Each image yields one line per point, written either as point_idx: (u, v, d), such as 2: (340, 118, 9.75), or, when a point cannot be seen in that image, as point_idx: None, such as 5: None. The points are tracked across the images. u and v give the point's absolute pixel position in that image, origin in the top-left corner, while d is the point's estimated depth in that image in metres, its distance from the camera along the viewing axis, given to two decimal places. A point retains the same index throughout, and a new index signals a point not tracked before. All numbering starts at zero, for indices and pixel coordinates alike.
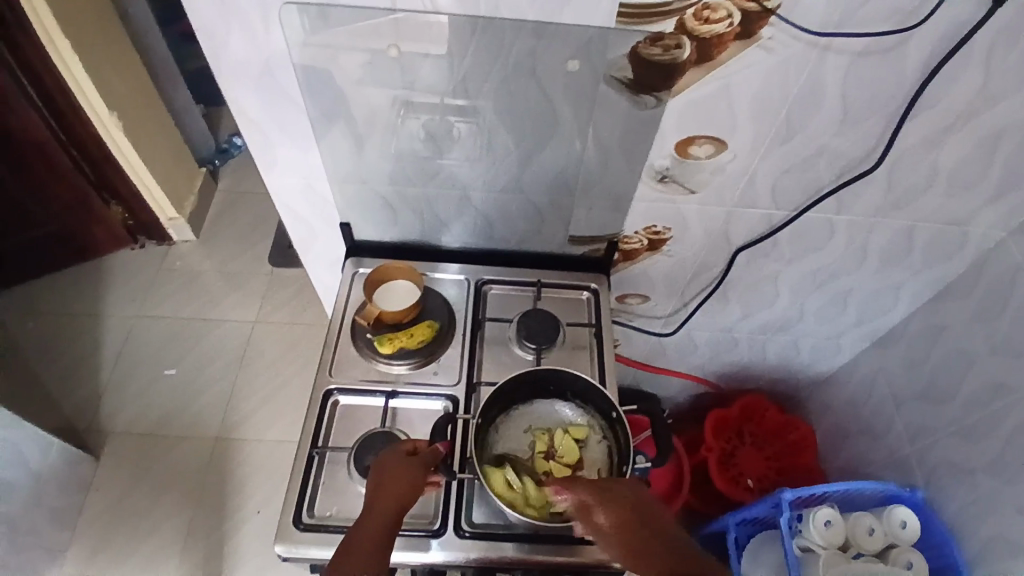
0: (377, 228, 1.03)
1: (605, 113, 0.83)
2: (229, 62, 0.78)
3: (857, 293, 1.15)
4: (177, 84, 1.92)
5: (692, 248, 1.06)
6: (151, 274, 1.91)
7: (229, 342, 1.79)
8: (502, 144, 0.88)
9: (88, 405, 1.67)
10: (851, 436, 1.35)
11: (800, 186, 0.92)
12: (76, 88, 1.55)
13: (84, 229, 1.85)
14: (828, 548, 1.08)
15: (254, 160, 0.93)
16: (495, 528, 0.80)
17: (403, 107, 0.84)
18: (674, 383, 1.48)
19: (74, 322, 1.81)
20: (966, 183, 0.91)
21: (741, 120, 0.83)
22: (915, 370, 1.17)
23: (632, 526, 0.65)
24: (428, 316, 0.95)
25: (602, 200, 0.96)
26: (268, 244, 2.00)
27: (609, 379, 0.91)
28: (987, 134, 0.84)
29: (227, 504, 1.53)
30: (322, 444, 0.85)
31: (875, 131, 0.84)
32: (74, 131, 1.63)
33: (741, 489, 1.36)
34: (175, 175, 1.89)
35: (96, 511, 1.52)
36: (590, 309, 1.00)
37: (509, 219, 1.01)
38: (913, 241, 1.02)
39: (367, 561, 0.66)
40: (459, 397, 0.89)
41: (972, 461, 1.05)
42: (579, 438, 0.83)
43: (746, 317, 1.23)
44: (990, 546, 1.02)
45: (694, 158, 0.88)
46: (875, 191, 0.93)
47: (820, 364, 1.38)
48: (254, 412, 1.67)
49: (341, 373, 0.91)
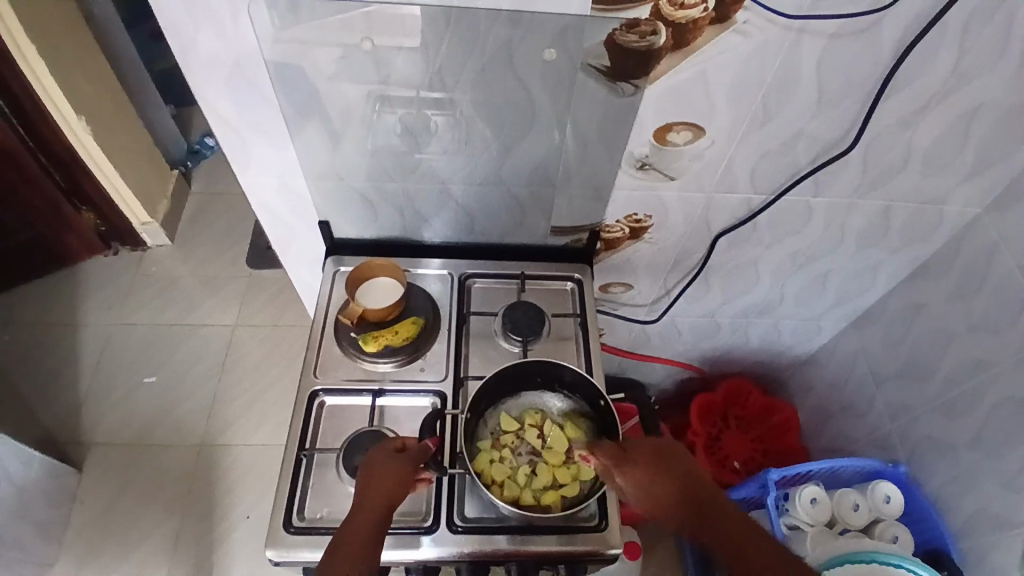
0: (356, 225, 1.01)
1: (584, 101, 0.83)
2: (199, 60, 0.76)
3: (836, 274, 1.16)
4: (145, 86, 1.87)
5: (673, 235, 1.06)
6: (126, 280, 1.87)
7: (210, 347, 1.76)
8: (481, 136, 0.88)
9: (68, 416, 1.63)
10: (835, 415, 1.37)
11: (778, 170, 0.93)
12: (42, 93, 1.51)
13: (55, 237, 1.80)
14: (815, 525, 1.10)
15: (228, 160, 0.91)
16: (487, 522, 0.80)
17: (378, 101, 0.83)
18: (660, 370, 1.49)
19: (48, 332, 1.76)
20: (940, 161, 0.92)
21: (719, 105, 0.83)
22: (894, 348, 1.19)
23: (657, 471, 0.71)
24: (412, 313, 0.95)
25: (583, 190, 0.96)
26: (245, 246, 1.97)
27: (596, 368, 0.91)
28: (959, 113, 0.85)
29: (216, 510, 1.52)
30: (309, 446, 0.84)
31: (851, 113, 0.85)
32: (41, 136, 1.59)
33: (728, 472, 1.41)
34: (146, 178, 1.84)
35: (81, 524, 1.49)
36: (575, 300, 1.00)
37: (491, 212, 1.00)
38: (890, 220, 1.03)
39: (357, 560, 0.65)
40: (446, 393, 0.89)
41: (953, 434, 1.07)
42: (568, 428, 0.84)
43: (728, 301, 1.24)
44: (974, 517, 1.04)
45: (674, 145, 0.88)
46: (852, 172, 0.94)
47: (802, 345, 1.40)
48: (239, 416, 1.65)
49: (326, 373, 0.90)
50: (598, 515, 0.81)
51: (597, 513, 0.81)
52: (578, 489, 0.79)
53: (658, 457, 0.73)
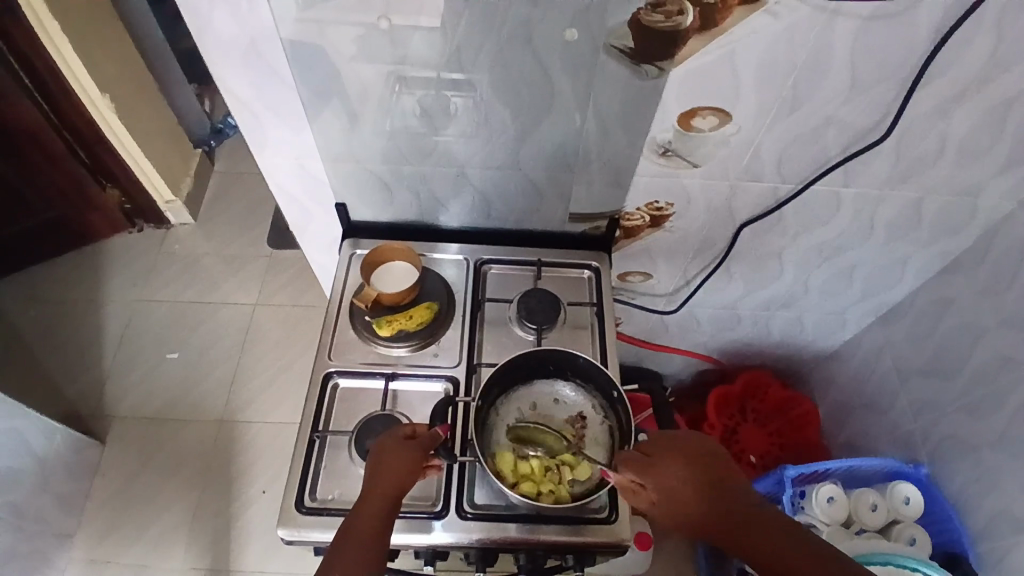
0: (372, 208, 1.01)
1: (605, 84, 0.80)
2: (215, 39, 0.76)
3: (863, 267, 1.13)
4: (170, 64, 1.87)
5: (695, 224, 1.03)
6: (150, 257, 1.90)
7: (230, 325, 1.78)
8: (500, 119, 0.86)
9: (91, 390, 1.67)
10: (856, 411, 1.34)
11: (806, 159, 0.90)
12: (68, 73, 1.52)
13: (80, 215, 1.83)
14: (830, 525, 1.07)
15: (244, 141, 0.90)
16: (497, 509, 0.79)
17: (396, 82, 0.81)
18: (678, 361, 1.47)
19: (74, 307, 1.80)
20: (977, 153, 0.88)
21: (745, 90, 0.80)
22: (921, 346, 1.16)
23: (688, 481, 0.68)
24: (426, 297, 0.94)
25: (603, 174, 0.94)
26: (266, 226, 1.98)
27: (611, 360, 0.90)
28: (998, 104, 0.81)
29: (232, 486, 1.54)
30: (322, 428, 0.84)
31: (883, 101, 0.81)
32: (66, 115, 1.61)
33: (745, 467, 1.37)
34: (170, 158, 1.86)
35: (101, 495, 1.53)
36: (591, 288, 0.98)
37: (509, 198, 0.99)
38: (922, 214, 1.00)
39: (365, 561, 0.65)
40: (459, 379, 0.88)
41: (976, 435, 1.04)
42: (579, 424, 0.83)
43: (750, 292, 1.21)
44: (995, 521, 1.01)
45: (698, 131, 0.86)
46: (883, 163, 0.90)
47: (825, 340, 1.37)
48: (256, 395, 1.67)
49: (341, 356, 0.90)
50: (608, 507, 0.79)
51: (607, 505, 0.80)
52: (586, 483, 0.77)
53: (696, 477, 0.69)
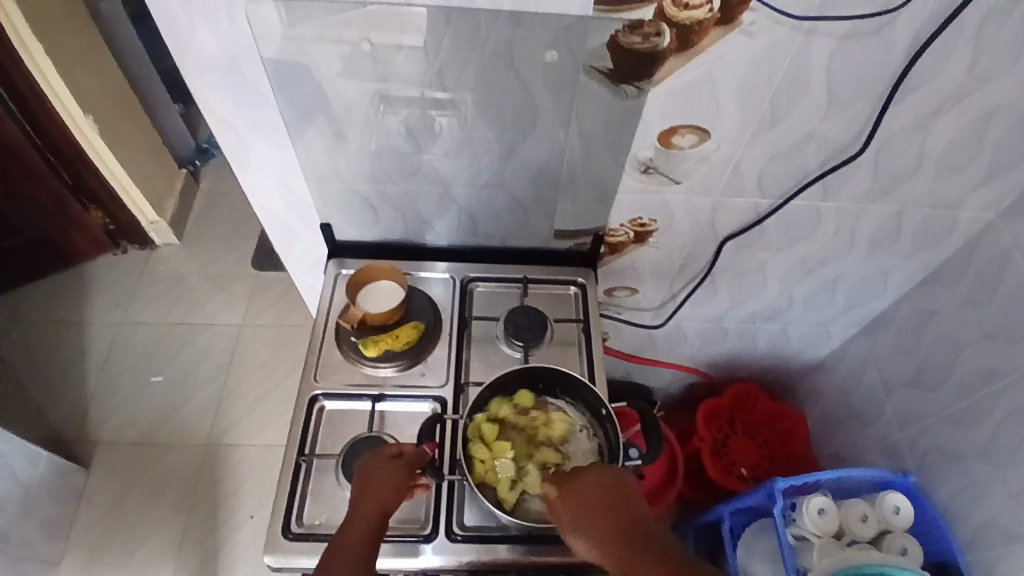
0: (357, 228, 1.01)
1: (587, 104, 0.81)
2: (195, 61, 0.76)
3: (846, 279, 1.14)
4: (155, 85, 1.87)
5: (679, 239, 1.04)
6: (134, 279, 1.88)
7: (217, 346, 1.77)
8: (483, 137, 0.86)
9: (75, 414, 1.64)
10: (843, 422, 1.35)
11: (786, 173, 0.91)
12: (53, 96, 1.52)
13: (63, 236, 1.81)
14: (822, 536, 1.07)
15: (228, 161, 0.91)
16: (487, 531, 0.78)
17: (380, 101, 0.82)
18: (666, 375, 1.47)
19: (58, 330, 1.77)
20: (953, 166, 0.90)
21: (724, 108, 0.81)
22: (906, 355, 1.17)
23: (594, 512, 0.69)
24: (413, 316, 0.94)
25: (588, 191, 0.94)
26: (252, 247, 1.97)
27: (599, 376, 0.90)
28: (973, 117, 0.83)
29: (220, 510, 1.52)
30: (309, 451, 0.83)
31: (862, 115, 0.83)
32: (50, 136, 1.60)
33: (733, 479, 1.36)
34: (155, 178, 1.85)
35: (85, 522, 1.49)
36: (578, 304, 0.98)
37: (494, 215, 0.99)
38: (901, 225, 1.01)
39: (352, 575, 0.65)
40: (447, 398, 0.88)
41: (964, 444, 1.05)
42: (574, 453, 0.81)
43: (735, 305, 1.22)
44: (983, 530, 1.02)
45: (679, 148, 0.87)
46: (862, 177, 0.92)
47: (812, 351, 1.38)
48: (243, 416, 1.65)
49: (327, 377, 0.89)
50: None
51: None
52: None
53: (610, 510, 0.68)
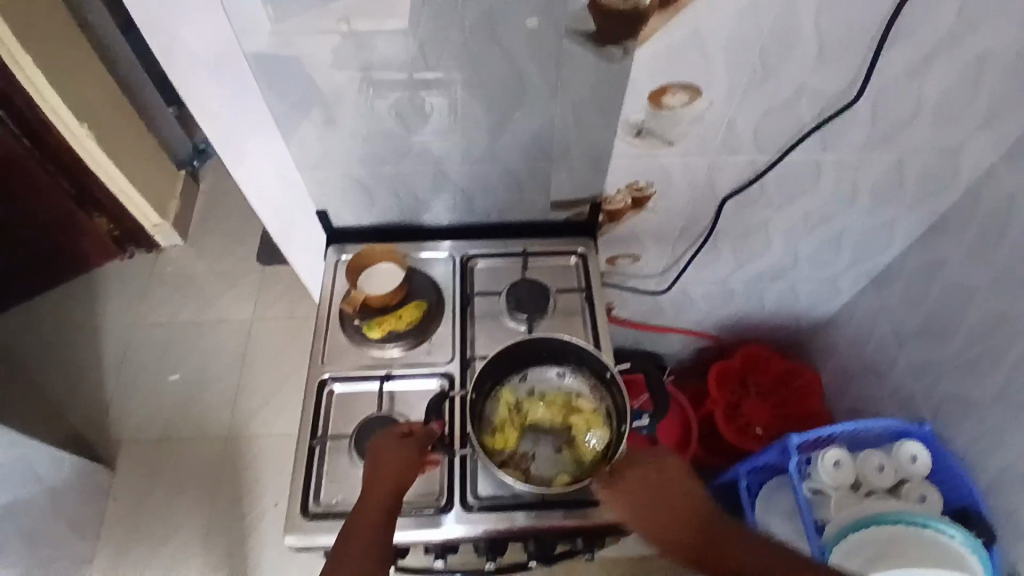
0: (354, 212, 1.01)
1: (574, 70, 0.80)
2: (180, 62, 0.77)
3: (850, 232, 1.13)
4: (148, 87, 1.86)
5: (678, 202, 1.03)
6: (143, 281, 1.90)
7: (229, 341, 1.79)
8: (473, 113, 0.85)
9: (96, 416, 1.67)
10: (855, 376, 1.35)
11: (781, 128, 0.90)
12: (46, 107, 1.52)
13: (69, 243, 1.82)
14: (839, 489, 1.08)
15: (219, 155, 0.91)
16: (503, 499, 0.79)
17: (368, 86, 0.81)
18: (676, 341, 1.47)
19: (73, 336, 1.80)
20: (952, 110, 0.88)
21: (713, 65, 0.80)
22: (916, 305, 1.16)
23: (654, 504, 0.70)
24: (415, 296, 0.94)
25: (582, 159, 0.93)
26: (256, 242, 1.98)
27: (604, 343, 0.90)
28: (972, 56, 0.81)
29: (244, 501, 1.55)
30: (322, 434, 0.85)
31: (855, 63, 0.81)
32: (48, 147, 1.61)
33: (749, 439, 1.37)
34: (155, 181, 1.86)
35: (113, 520, 1.53)
36: (580, 274, 0.98)
37: (490, 191, 0.99)
38: (903, 173, 1.00)
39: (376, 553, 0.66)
40: (454, 374, 0.89)
41: (977, 390, 1.05)
42: (589, 424, 0.81)
43: (740, 266, 1.22)
44: (1001, 474, 1.02)
45: (670, 108, 0.86)
46: (859, 126, 0.90)
47: (821, 308, 1.37)
48: (260, 408, 1.67)
49: (335, 362, 0.90)
50: None
51: None
52: (572, 470, 0.79)
53: (675, 522, 0.68)
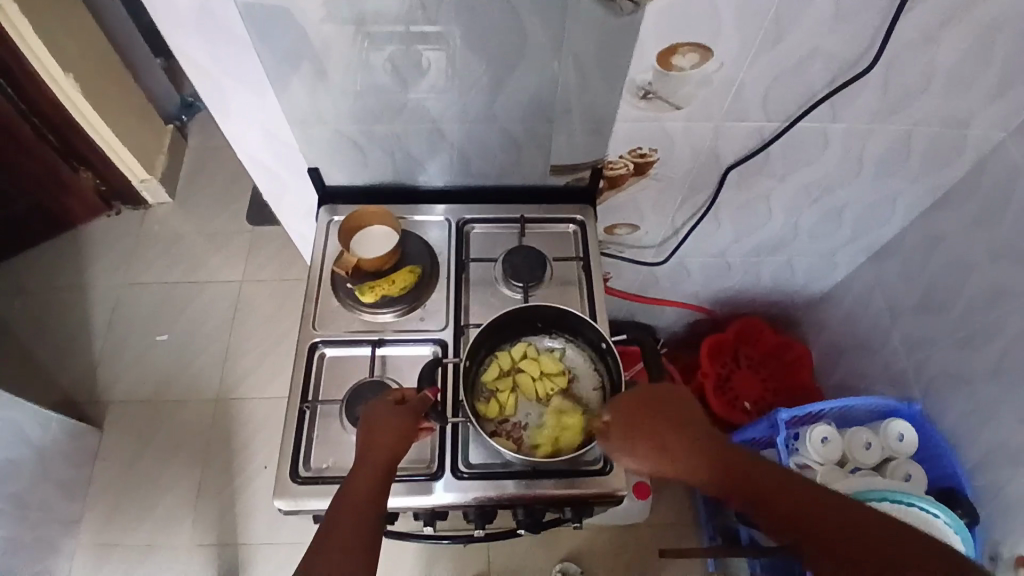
0: (346, 172, 0.97)
1: (580, 26, 0.76)
2: (162, 8, 0.73)
3: (853, 206, 1.11)
4: (132, 37, 1.79)
5: (680, 170, 1.01)
6: (131, 240, 1.86)
7: (219, 303, 1.76)
8: (473, 71, 0.82)
9: (84, 376, 1.65)
10: (849, 351, 1.34)
11: (791, 95, 0.87)
12: (29, 55, 1.46)
13: (53, 200, 1.78)
14: (825, 464, 1.08)
15: (207, 108, 0.88)
16: (494, 467, 0.79)
17: (364, 39, 0.77)
18: (671, 313, 1.46)
19: (58, 295, 1.77)
20: (965, 81, 0.86)
21: (724, 25, 0.77)
22: (914, 282, 1.15)
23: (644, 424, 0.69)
24: (409, 260, 0.92)
25: (584, 123, 0.90)
26: (246, 202, 1.94)
27: (600, 314, 0.88)
28: (989, 23, 0.78)
29: (235, 462, 1.54)
30: (312, 398, 0.83)
31: (871, 27, 0.78)
32: (30, 97, 1.54)
33: (739, 413, 1.37)
34: (141, 135, 1.80)
35: (102, 480, 1.53)
36: (577, 243, 0.96)
37: (488, 153, 0.96)
38: (911, 147, 0.98)
39: (361, 533, 0.64)
40: (448, 341, 0.87)
41: (971, 369, 1.04)
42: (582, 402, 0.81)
43: (739, 239, 1.20)
44: (990, 452, 1.02)
45: (678, 70, 0.83)
46: (870, 96, 0.88)
47: (818, 283, 1.36)
48: (251, 371, 1.66)
49: (325, 325, 0.88)
50: (602, 459, 0.79)
51: (601, 456, 0.79)
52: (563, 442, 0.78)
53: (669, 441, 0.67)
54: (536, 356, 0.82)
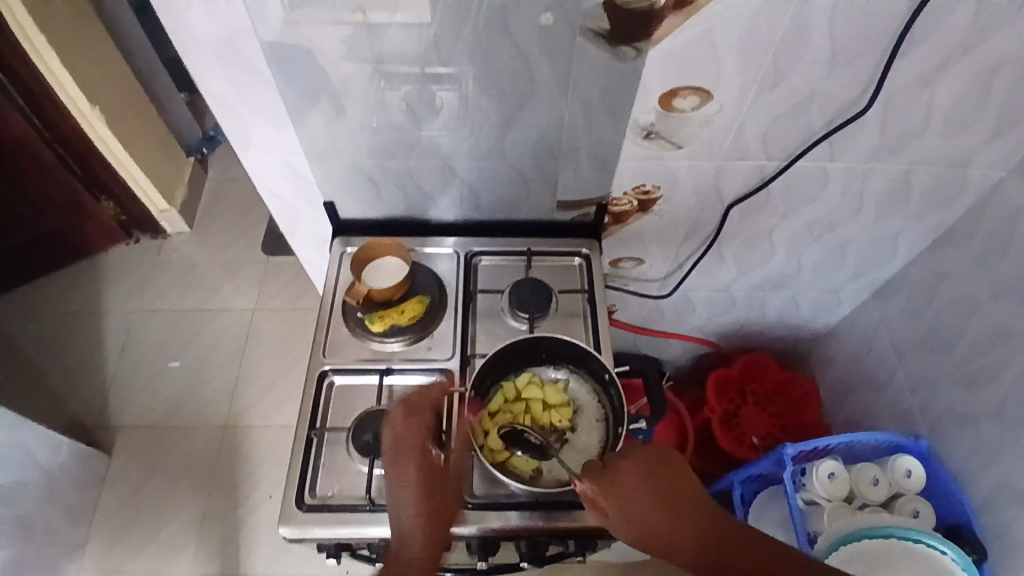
0: (360, 205, 1.01)
1: (585, 69, 0.80)
2: (192, 47, 0.78)
3: (856, 243, 1.13)
4: (158, 73, 1.86)
5: (684, 207, 1.03)
6: (147, 268, 1.90)
7: (230, 330, 1.79)
8: (482, 110, 0.86)
9: (95, 400, 1.67)
10: (855, 387, 1.34)
11: (790, 135, 0.90)
12: (58, 89, 1.53)
13: (74, 227, 1.83)
14: (832, 500, 1.07)
15: (229, 140, 0.92)
16: (497, 498, 0.79)
17: (379, 78, 0.81)
18: (676, 346, 1.47)
19: (74, 320, 1.80)
20: (960, 122, 0.88)
21: (724, 69, 0.80)
22: (918, 319, 1.15)
23: (647, 500, 0.66)
24: (418, 291, 0.94)
25: (589, 160, 0.93)
26: (260, 232, 1.98)
27: (604, 345, 0.90)
28: (981, 69, 0.81)
29: (240, 490, 1.55)
30: (319, 425, 0.84)
31: (866, 71, 0.81)
32: (57, 128, 1.61)
33: (745, 449, 1.37)
34: (162, 167, 1.86)
35: (108, 505, 1.53)
36: (583, 275, 0.98)
37: (496, 188, 0.98)
38: (910, 186, 1.00)
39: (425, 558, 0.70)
40: (454, 370, 0.89)
41: (976, 406, 1.04)
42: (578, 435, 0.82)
43: (743, 274, 1.21)
44: (998, 492, 1.01)
45: (680, 111, 0.86)
46: (868, 136, 0.90)
47: (823, 318, 1.37)
48: (259, 399, 1.68)
49: (335, 353, 0.90)
50: None
51: None
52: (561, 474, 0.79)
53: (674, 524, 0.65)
54: (540, 387, 0.83)
